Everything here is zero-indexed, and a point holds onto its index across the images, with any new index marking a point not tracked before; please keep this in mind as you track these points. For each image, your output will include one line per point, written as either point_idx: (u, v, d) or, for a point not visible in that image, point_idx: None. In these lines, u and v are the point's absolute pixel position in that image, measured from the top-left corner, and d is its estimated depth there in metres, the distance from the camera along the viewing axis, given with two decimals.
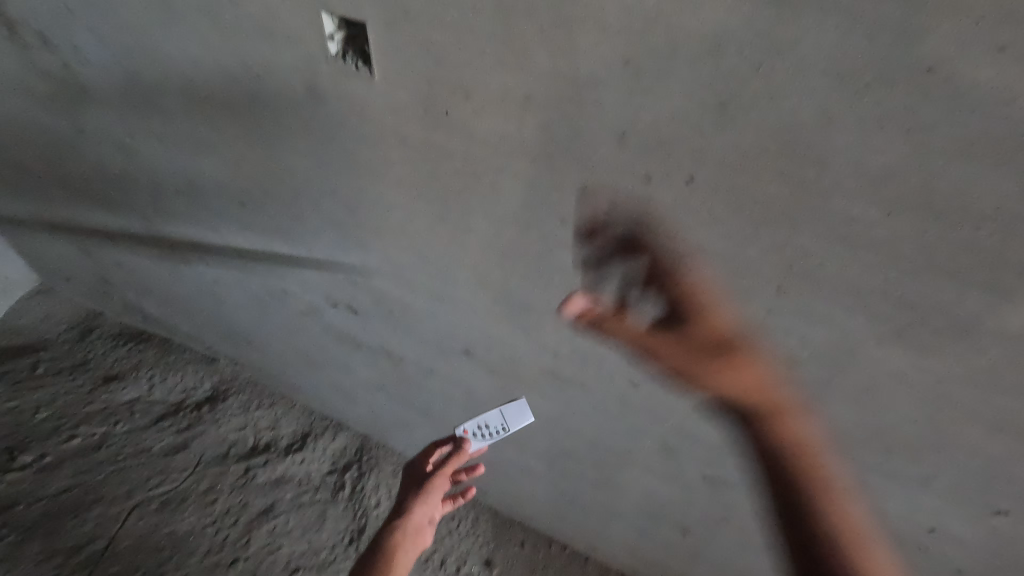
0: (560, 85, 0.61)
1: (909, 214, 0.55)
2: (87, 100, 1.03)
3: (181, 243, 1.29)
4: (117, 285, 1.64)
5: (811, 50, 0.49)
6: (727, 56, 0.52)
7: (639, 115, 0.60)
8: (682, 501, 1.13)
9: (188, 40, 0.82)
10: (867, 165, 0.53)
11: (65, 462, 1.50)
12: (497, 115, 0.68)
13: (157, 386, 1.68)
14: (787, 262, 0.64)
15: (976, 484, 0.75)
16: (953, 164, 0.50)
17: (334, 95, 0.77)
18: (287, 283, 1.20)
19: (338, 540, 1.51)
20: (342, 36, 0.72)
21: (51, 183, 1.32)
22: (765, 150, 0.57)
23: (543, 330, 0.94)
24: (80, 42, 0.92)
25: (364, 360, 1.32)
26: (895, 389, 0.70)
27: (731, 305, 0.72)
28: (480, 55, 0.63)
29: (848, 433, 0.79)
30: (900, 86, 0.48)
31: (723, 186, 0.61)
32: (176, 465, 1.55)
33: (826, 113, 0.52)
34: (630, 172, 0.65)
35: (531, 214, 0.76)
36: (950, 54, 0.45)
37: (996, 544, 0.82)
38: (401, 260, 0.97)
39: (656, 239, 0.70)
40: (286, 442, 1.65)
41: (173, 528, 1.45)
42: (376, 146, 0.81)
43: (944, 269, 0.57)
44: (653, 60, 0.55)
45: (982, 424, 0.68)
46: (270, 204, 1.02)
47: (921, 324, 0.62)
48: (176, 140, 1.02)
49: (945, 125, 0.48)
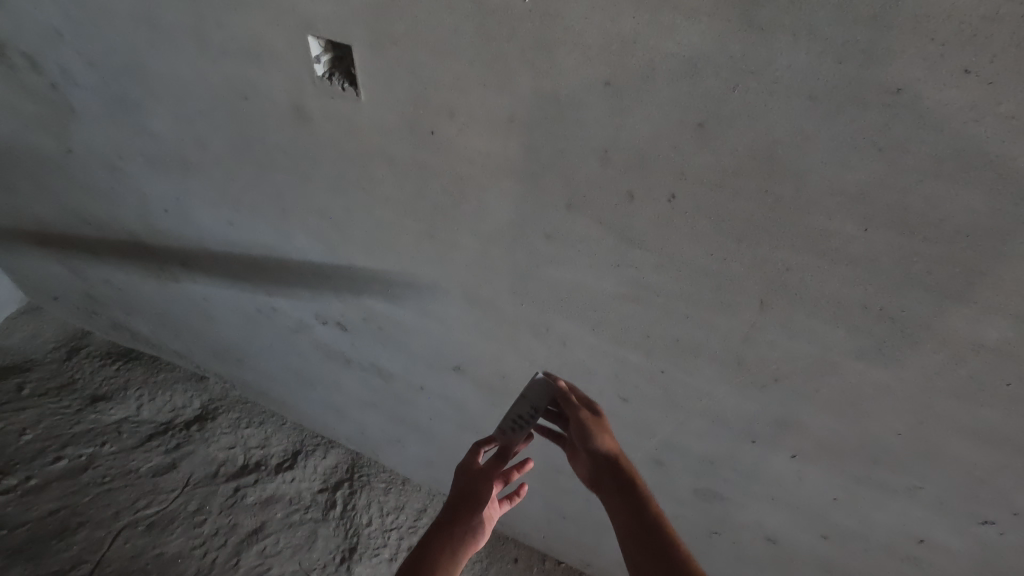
0: (544, 105, 0.62)
1: (886, 230, 0.56)
2: (74, 120, 1.03)
3: (169, 261, 1.28)
4: (105, 304, 1.62)
5: (785, 71, 0.50)
6: (704, 77, 0.53)
7: (621, 135, 0.61)
8: (674, 515, 1.13)
9: (175, 61, 0.83)
10: (843, 182, 0.55)
11: (50, 484, 1.45)
12: (482, 134, 0.69)
13: (146, 405, 1.67)
14: (769, 278, 0.65)
15: (962, 494, 0.76)
16: (925, 181, 0.51)
17: (321, 114, 0.78)
18: (276, 300, 1.20)
19: (330, 559, 1.50)
20: (327, 58, 0.73)
21: (39, 203, 1.32)
22: (744, 168, 0.58)
23: (532, 345, 0.94)
24: (68, 63, 0.92)
25: (354, 377, 1.32)
26: (880, 400, 0.71)
27: (716, 321, 0.73)
28: (465, 76, 0.64)
29: (835, 445, 0.80)
30: (871, 105, 0.49)
31: (705, 203, 0.62)
32: (165, 486, 1.52)
33: (802, 132, 0.53)
34: (613, 189, 0.66)
35: (518, 231, 0.77)
36: (917, 76, 0.47)
37: (983, 553, 0.82)
38: (390, 277, 0.97)
39: (641, 254, 0.71)
40: (277, 460, 1.65)
41: (162, 550, 1.41)
42: (363, 164, 0.81)
43: (921, 283, 0.58)
44: (633, 81, 0.56)
45: (965, 434, 0.69)
46: (259, 222, 1.02)
47: (902, 337, 0.63)
48: (164, 160, 1.02)
49: (916, 143, 0.50)
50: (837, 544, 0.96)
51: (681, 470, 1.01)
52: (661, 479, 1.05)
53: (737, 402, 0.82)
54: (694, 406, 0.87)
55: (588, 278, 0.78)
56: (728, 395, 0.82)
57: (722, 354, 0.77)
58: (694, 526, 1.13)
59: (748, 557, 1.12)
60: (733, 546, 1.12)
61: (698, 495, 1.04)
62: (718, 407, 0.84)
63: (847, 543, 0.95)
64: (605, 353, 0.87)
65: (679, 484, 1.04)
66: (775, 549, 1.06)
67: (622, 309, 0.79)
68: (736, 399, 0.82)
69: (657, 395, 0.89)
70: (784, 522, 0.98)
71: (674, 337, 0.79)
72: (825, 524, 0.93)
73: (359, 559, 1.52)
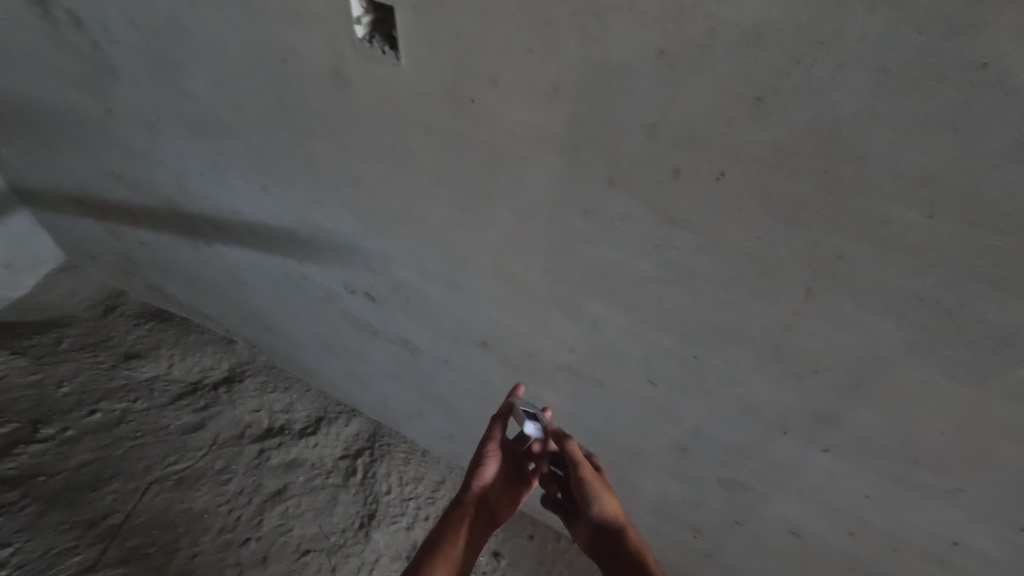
0: (590, 74, 0.60)
1: (953, 219, 0.53)
2: (115, 80, 1.04)
3: (204, 225, 1.30)
4: (140, 265, 1.66)
5: (856, 42, 0.47)
6: (767, 47, 0.50)
7: (671, 108, 0.58)
8: (696, 503, 1.12)
9: (216, 22, 0.82)
10: (910, 165, 0.51)
11: (87, 435, 1.50)
12: (523, 103, 0.67)
13: (176, 365, 1.71)
14: (818, 265, 0.62)
15: (1006, 501, 0.73)
16: (1003, 166, 0.48)
17: (359, 80, 0.77)
18: (307, 268, 1.21)
19: (349, 524, 1.53)
20: (369, 20, 0.71)
21: (80, 163, 1.34)
22: (802, 147, 0.55)
23: (562, 324, 0.93)
24: (110, 22, 0.92)
25: (379, 348, 1.33)
26: (926, 399, 0.68)
27: (756, 307, 0.71)
28: (509, 42, 0.62)
29: (873, 442, 0.77)
30: (950, 81, 0.46)
31: (755, 183, 0.59)
32: (194, 444, 1.56)
33: (869, 110, 0.50)
34: (658, 166, 0.63)
35: (556, 207, 0.75)
36: (1006, 50, 0.43)
37: (1021, 561, 0.80)
38: (421, 250, 0.97)
39: (682, 235, 0.68)
40: (301, 426, 1.68)
41: (190, 505, 1.45)
42: (399, 133, 0.80)
43: (985, 277, 0.55)
44: (688, 50, 0.54)
45: (1016, 439, 0.66)
46: (292, 188, 1.02)
47: (958, 333, 0.60)
48: (202, 123, 1.02)
49: (996, 125, 0.46)
50: (864, 543, 0.94)
51: (705, 458, 0.99)
52: (684, 466, 1.04)
53: (771, 392, 0.80)
54: (725, 394, 0.85)
55: (624, 258, 0.75)
56: (762, 385, 0.80)
57: (760, 342, 0.74)
58: (715, 515, 1.12)
59: (769, 550, 1.11)
60: (754, 538, 1.11)
61: (722, 484, 1.02)
62: (751, 396, 0.82)
63: (875, 542, 0.93)
64: (636, 336, 0.85)
65: (702, 472, 1.03)
66: (796, 543, 1.05)
67: (656, 292, 0.77)
68: (770, 389, 0.80)
69: (687, 381, 0.87)
70: (810, 516, 0.97)
71: (710, 323, 0.77)
72: (853, 522, 0.91)
73: (377, 526, 1.54)
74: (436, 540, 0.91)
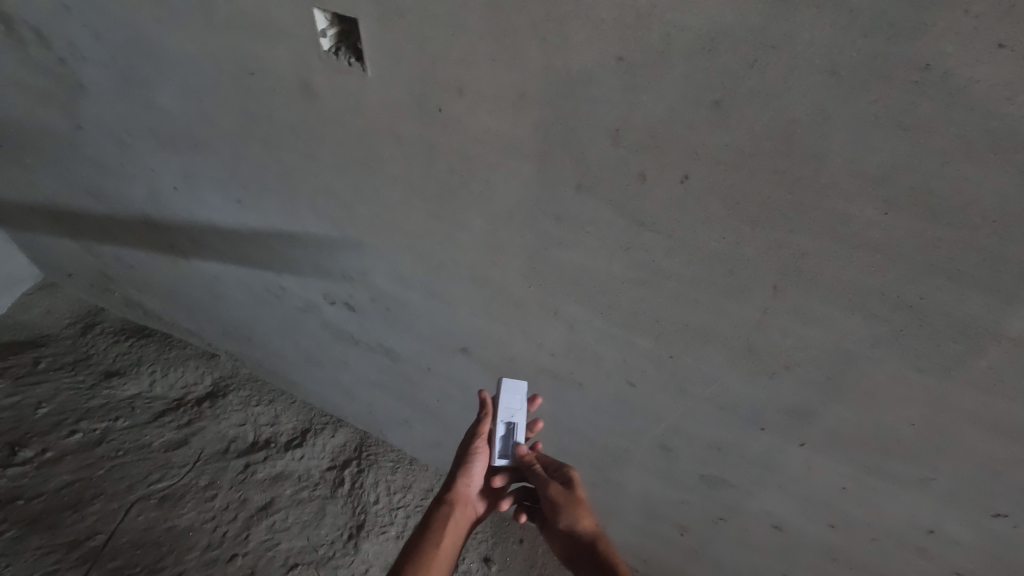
0: (554, 81, 0.60)
1: (908, 214, 0.54)
2: (85, 97, 1.02)
3: (180, 240, 1.29)
4: (118, 281, 1.64)
5: (806, 45, 0.48)
6: (721, 53, 0.51)
7: (634, 112, 0.59)
8: (680, 501, 1.13)
9: (183, 36, 0.81)
10: (864, 164, 0.52)
11: (66, 457, 1.47)
12: (490, 112, 0.67)
13: (158, 381, 1.69)
14: (784, 264, 0.64)
15: (977, 487, 0.75)
16: (951, 163, 0.49)
17: (329, 91, 0.77)
18: (285, 280, 1.20)
19: (337, 536, 1.53)
20: (334, 32, 0.71)
21: (52, 180, 1.32)
22: (762, 148, 0.55)
23: (542, 330, 0.93)
24: (76, 39, 0.91)
25: (362, 357, 1.32)
26: (894, 391, 0.70)
27: (726, 306, 0.72)
28: (473, 51, 0.63)
29: (847, 434, 0.78)
30: (897, 82, 0.47)
31: (718, 184, 0.60)
32: (177, 461, 1.54)
33: (822, 111, 0.51)
34: (625, 171, 0.64)
35: (527, 213, 0.76)
36: (947, 51, 0.44)
37: (995, 546, 0.81)
38: (397, 258, 0.97)
39: (651, 238, 0.69)
40: (287, 438, 1.67)
41: (174, 523, 1.43)
42: (371, 143, 0.80)
43: (942, 270, 0.56)
44: (647, 56, 0.54)
45: (982, 427, 0.68)
46: (267, 200, 1.02)
47: (921, 326, 0.62)
48: (174, 137, 1.01)
49: (943, 123, 0.48)
50: (844, 534, 0.96)
51: (689, 457, 1.00)
52: (668, 465, 1.05)
53: (746, 389, 0.81)
54: (702, 392, 0.86)
55: (597, 261, 0.76)
56: (738, 382, 0.81)
57: (732, 340, 0.75)
58: (699, 512, 1.13)
59: (754, 544, 1.13)
60: (740, 535, 1.12)
61: (705, 482, 1.03)
62: (727, 393, 0.83)
63: (855, 533, 0.94)
64: (613, 337, 0.86)
65: (686, 471, 1.04)
66: (780, 537, 1.06)
67: (630, 293, 0.78)
68: (747, 386, 0.80)
69: (665, 381, 0.88)
70: (791, 510, 0.98)
71: (683, 323, 0.77)
72: (833, 514, 0.93)
73: (366, 536, 1.55)
74: (417, 540, 0.85)
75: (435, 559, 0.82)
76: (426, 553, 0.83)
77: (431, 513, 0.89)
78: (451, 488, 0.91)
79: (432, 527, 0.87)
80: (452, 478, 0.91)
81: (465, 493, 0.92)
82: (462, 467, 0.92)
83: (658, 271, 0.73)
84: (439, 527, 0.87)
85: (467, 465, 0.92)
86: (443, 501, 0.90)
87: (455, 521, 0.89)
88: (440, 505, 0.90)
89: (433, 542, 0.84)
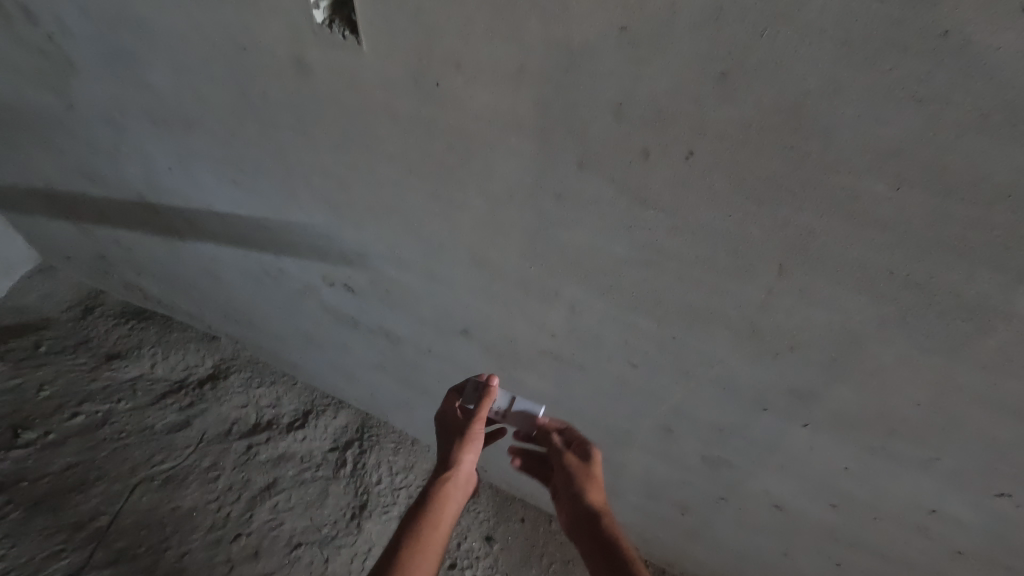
0: (555, 54, 0.58)
1: (921, 190, 0.52)
2: (75, 75, 1.00)
3: (177, 222, 1.27)
4: (117, 264, 1.62)
5: (818, 13, 0.46)
6: (730, 22, 0.49)
7: (638, 86, 0.57)
8: (681, 481, 1.13)
9: (172, 10, 0.79)
10: (875, 138, 0.51)
11: (69, 439, 1.48)
12: (489, 86, 0.65)
13: (159, 363, 1.68)
14: (790, 243, 0.62)
15: (980, 467, 0.74)
16: (966, 136, 0.48)
17: (323, 67, 0.74)
18: (284, 262, 1.19)
19: (340, 516, 1.54)
20: (327, 3, 0.69)
21: (46, 161, 1.30)
22: (770, 122, 0.54)
23: (543, 311, 0.92)
24: (63, 14, 0.88)
25: (363, 339, 1.32)
26: (899, 371, 0.69)
27: (730, 287, 0.71)
28: (471, 22, 0.60)
29: (851, 415, 0.78)
30: (912, 51, 0.45)
31: (724, 160, 0.58)
32: (179, 442, 1.55)
33: (833, 82, 0.49)
34: (628, 147, 0.62)
35: (528, 192, 0.74)
36: (967, 18, 0.42)
37: (996, 525, 0.81)
38: (396, 239, 0.96)
39: (655, 217, 0.68)
40: (288, 420, 1.67)
41: (178, 504, 1.44)
42: (367, 121, 0.78)
43: (954, 248, 0.55)
44: (652, 26, 0.52)
45: (988, 407, 0.67)
46: (263, 180, 1.00)
47: (928, 305, 0.60)
48: (167, 117, 0.99)
49: (960, 94, 0.46)
50: (844, 513, 0.96)
51: (691, 438, 1.00)
52: (669, 446, 1.05)
53: (750, 370, 0.80)
54: (705, 373, 0.85)
55: (599, 241, 0.75)
56: (741, 363, 0.80)
57: (736, 321, 0.75)
58: (700, 492, 1.13)
59: (754, 524, 1.13)
60: (741, 514, 1.13)
61: (706, 463, 1.03)
62: (730, 374, 0.83)
63: (855, 512, 0.94)
64: (615, 318, 0.85)
65: (687, 451, 1.04)
66: (780, 517, 1.06)
67: (633, 274, 0.77)
68: (750, 366, 0.80)
69: (668, 362, 0.87)
70: (792, 490, 0.98)
71: (686, 304, 0.76)
72: (834, 494, 0.93)
73: (368, 516, 1.56)
74: (416, 518, 0.84)
75: (432, 540, 0.82)
76: (423, 534, 0.82)
77: (431, 489, 0.88)
78: (452, 464, 0.90)
79: (431, 504, 0.86)
80: (453, 455, 0.90)
81: (466, 471, 0.90)
82: (463, 445, 0.91)
83: (663, 251, 0.71)
84: (438, 505, 0.86)
85: (467, 443, 0.91)
86: (444, 477, 0.88)
87: (455, 498, 0.88)
88: (441, 481, 0.88)
89: (432, 523, 0.84)
